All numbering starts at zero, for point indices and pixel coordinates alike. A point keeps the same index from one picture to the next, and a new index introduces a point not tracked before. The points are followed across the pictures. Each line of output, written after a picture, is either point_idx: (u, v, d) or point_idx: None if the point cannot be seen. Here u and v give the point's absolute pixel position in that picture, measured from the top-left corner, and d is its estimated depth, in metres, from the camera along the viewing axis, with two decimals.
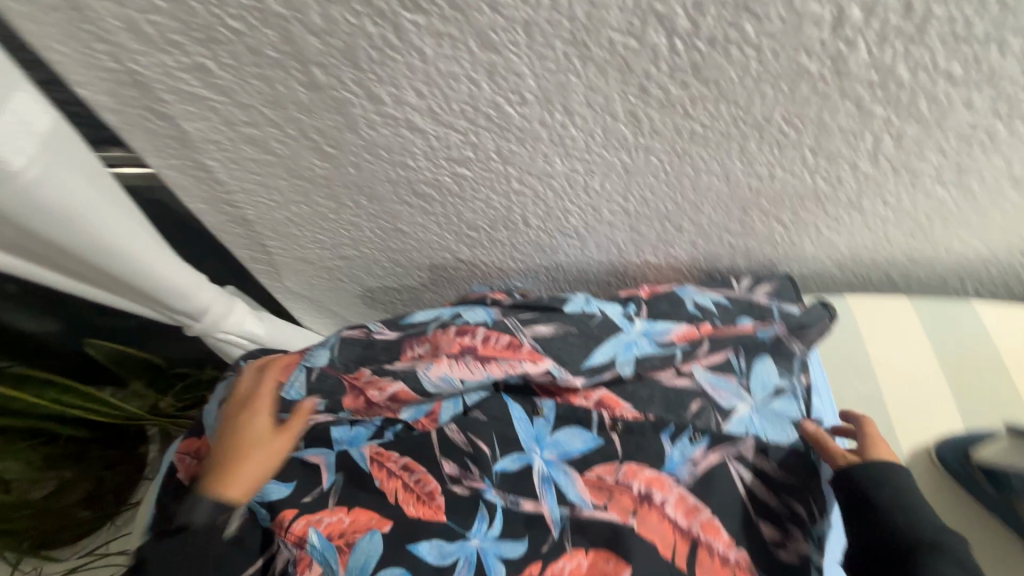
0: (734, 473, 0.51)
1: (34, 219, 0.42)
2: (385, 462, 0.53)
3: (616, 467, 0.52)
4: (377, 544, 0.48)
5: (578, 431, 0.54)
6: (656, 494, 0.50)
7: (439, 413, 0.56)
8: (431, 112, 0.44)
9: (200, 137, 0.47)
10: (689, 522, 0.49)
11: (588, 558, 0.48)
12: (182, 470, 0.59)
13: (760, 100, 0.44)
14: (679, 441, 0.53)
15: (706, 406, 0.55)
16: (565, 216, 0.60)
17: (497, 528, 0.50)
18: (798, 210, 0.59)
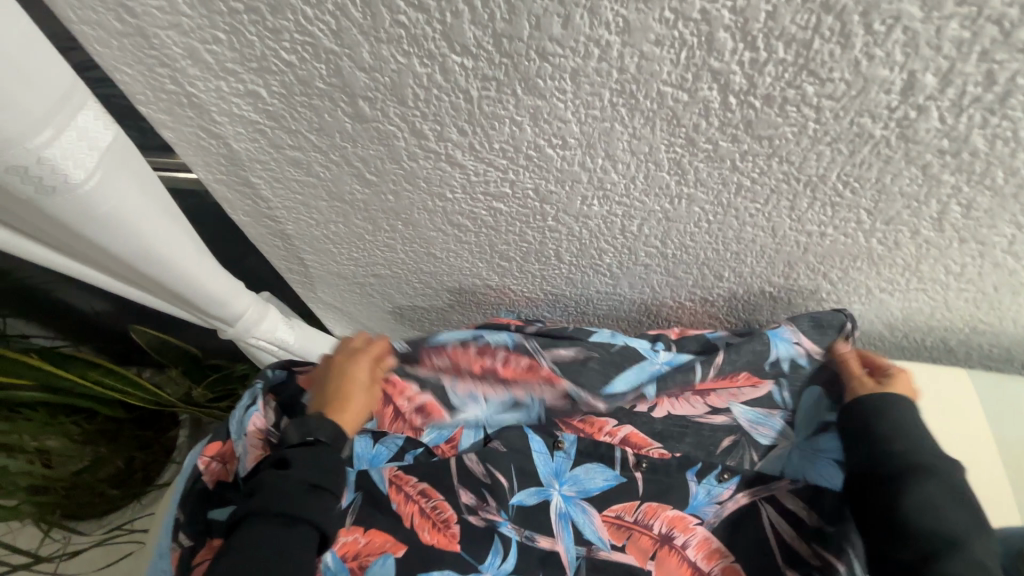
0: (764, 517, 0.53)
1: (88, 226, 0.43)
2: (403, 485, 0.54)
3: (636, 506, 0.55)
4: (390, 569, 0.50)
5: (598, 469, 0.57)
6: (677, 535, 0.53)
7: (461, 439, 0.59)
8: (472, 149, 0.44)
9: (248, 157, 0.49)
10: (711, 567, 0.51)
11: None
12: (206, 473, 0.58)
13: (816, 160, 0.42)
14: (705, 480, 0.55)
15: (741, 443, 0.57)
16: (599, 255, 0.58)
17: (509, 563, 0.52)
18: (849, 269, 0.56)
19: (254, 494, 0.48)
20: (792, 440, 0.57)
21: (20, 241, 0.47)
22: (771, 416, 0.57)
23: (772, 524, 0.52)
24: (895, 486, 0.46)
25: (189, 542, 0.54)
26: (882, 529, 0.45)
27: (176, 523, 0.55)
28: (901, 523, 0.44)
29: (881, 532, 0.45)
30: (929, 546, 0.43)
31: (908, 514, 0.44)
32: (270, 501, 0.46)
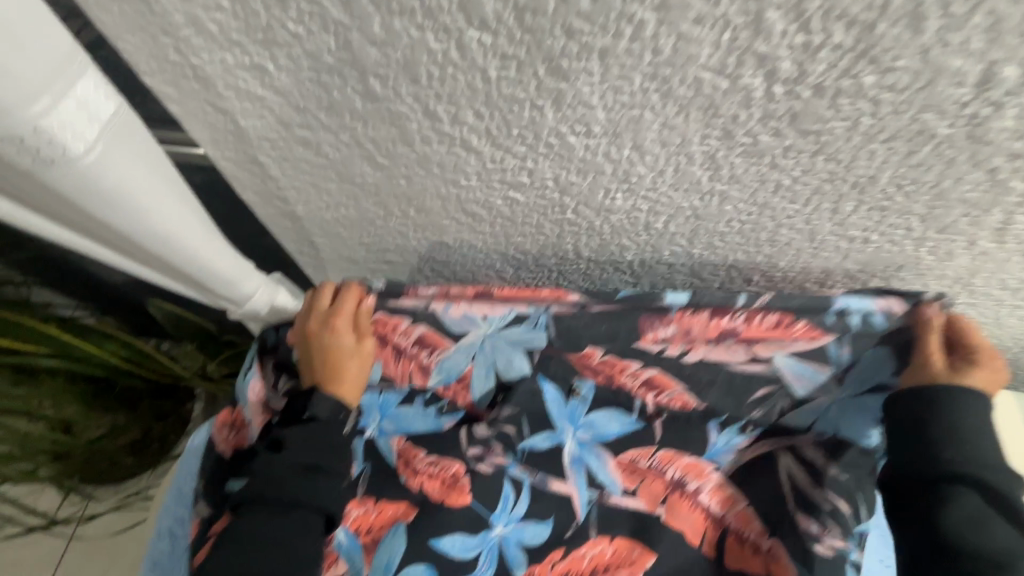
0: (783, 472, 0.52)
1: (91, 200, 0.42)
2: (412, 460, 0.53)
3: (652, 452, 0.54)
4: (400, 540, 0.50)
5: (616, 414, 0.56)
6: (691, 481, 0.54)
7: (470, 381, 0.57)
8: (489, 134, 0.41)
9: (256, 135, 0.47)
10: (723, 510, 0.53)
11: (612, 545, 0.51)
12: (222, 443, 0.56)
13: (867, 159, 0.38)
14: (727, 430, 0.56)
15: (776, 392, 0.54)
16: (620, 251, 0.55)
17: (522, 508, 0.52)
18: (891, 278, 0.52)
19: (248, 482, 0.48)
20: (835, 396, 0.53)
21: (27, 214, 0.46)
22: (820, 371, 0.52)
23: (789, 476, 0.52)
24: (940, 495, 0.43)
25: (208, 511, 0.54)
26: (914, 527, 0.44)
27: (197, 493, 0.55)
28: (939, 535, 0.42)
29: (914, 530, 0.44)
30: (971, 568, 0.40)
31: (951, 526, 0.42)
32: (264, 489, 0.47)
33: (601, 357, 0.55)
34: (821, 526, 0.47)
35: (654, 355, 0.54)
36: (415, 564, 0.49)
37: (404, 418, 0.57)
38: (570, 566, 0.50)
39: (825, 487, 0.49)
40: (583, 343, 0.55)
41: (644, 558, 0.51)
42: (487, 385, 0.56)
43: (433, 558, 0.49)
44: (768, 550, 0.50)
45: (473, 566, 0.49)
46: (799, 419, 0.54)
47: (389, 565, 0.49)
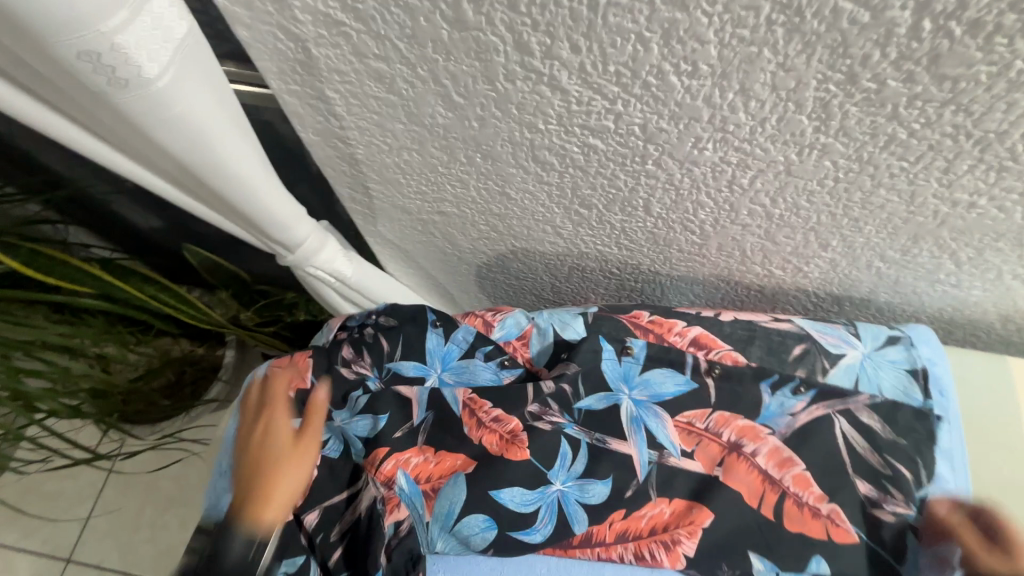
0: (836, 429, 0.52)
1: (160, 129, 0.40)
2: (477, 411, 0.53)
3: (707, 414, 0.53)
4: (460, 489, 0.50)
5: (670, 375, 0.55)
6: (746, 444, 0.52)
7: (530, 338, 0.59)
8: (582, 71, 0.38)
9: (326, 65, 0.44)
10: (781, 474, 0.50)
11: (671, 507, 0.50)
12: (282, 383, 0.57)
13: (1005, 112, 0.34)
14: (780, 392, 0.54)
15: (813, 350, 0.56)
16: (695, 208, 0.52)
17: (580, 466, 0.51)
18: (985, 249, 0.49)
19: None
20: (861, 350, 0.56)
21: (100, 147, 0.46)
22: (833, 326, 0.58)
23: (845, 435, 0.52)
24: None
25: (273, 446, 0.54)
26: None
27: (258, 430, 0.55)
28: None
29: None
30: None
31: None
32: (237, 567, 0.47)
33: (648, 318, 0.59)
34: (879, 493, 0.49)
35: (695, 317, 0.60)
36: (475, 514, 0.49)
37: (462, 371, 0.57)
38: (627, 524, 0.50)
39: (885, 453, 0.51)
40: (630, 308, 0.61)
41: (702, 519, 0.49)
42: (546, 340, 0.59)
43: (492, 511, 0.49)
44: (828, 514, 0.49)
45: (533, 520, 0.50)
46: (843, 381, 0.54)
47: (450, 513, 0.50)
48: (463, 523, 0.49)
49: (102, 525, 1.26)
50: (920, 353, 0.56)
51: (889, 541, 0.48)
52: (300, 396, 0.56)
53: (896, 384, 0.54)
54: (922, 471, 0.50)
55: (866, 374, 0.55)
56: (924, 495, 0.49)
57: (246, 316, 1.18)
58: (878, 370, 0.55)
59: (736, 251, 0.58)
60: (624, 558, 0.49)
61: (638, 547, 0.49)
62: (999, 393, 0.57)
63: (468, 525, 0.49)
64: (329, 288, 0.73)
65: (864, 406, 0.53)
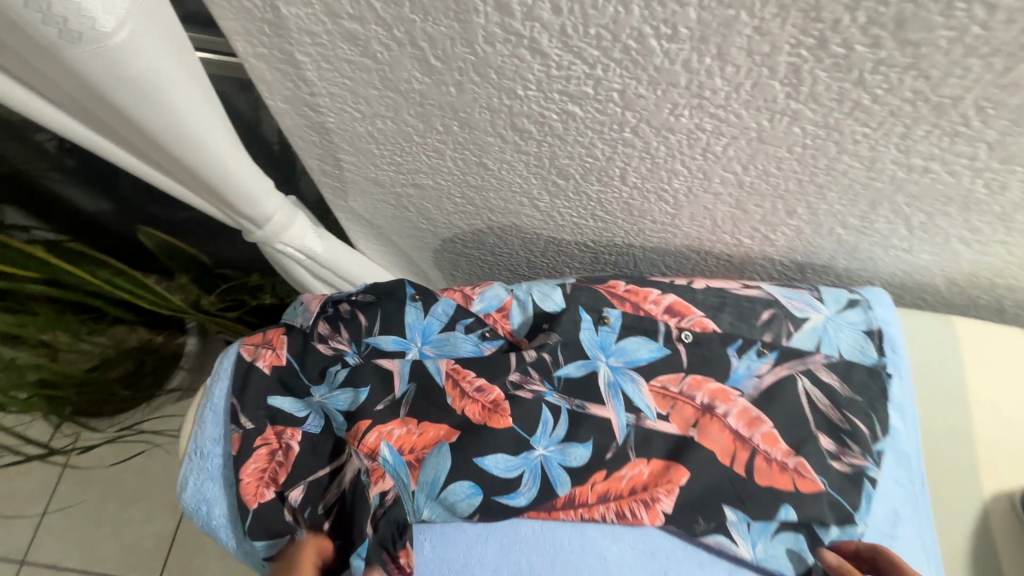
0: (800, 388, 0.55)
1: (114, 88, 0.38)
2: (460, 381, 0.54)
3: (681, 378, 0.55)
4: (445, 458, 0.51)
5: (645, 341, 0.57)
6: (718, 406, 0.54)
7: (510, 310, 0.59)
8: (562, 34, 0.38)
9: (296, 25, 0.42)
10: (751, 432, 0.53)
11: (649, 467, 0.52)
12: (258, 359, 0.56)
13: (960, 77, 0.36)
14: (746, 355, 0.56)
15: (780, 315, 0.58)
16: (669, 177, 0.53)
17: (562, 432, 0.52)
18: (936, 213, 0.52)
19: None
20: (823, 313, 0.59)
21: (52, 112, 0.43)
22: (799, 292, 0.61)
23: (808, 393, 0.55)
24: None
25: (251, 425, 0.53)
26: None
27: (236, 408, 0.53)
28: None
29: None
30: None
31: None
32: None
33: (625, 287, 0.60)
34: (839, 446, 0.53)
35: (668, 286, 0.61)
36: (461, 481, 0.50)
37: (444, 344, 0.57)
38: (608, 485, 0.51)
39: (845, 409, 0.54)
40: (606, 278, 0.62)
41: (678, 477, 0.51)
42: (526, 312, 0.59)
43: (478, 477, 0.50)
44: (794, 467, 0.52)
45: (518, 485, 0.50)
46: (806, 343, 0.57)
47: (436, 482, 0.50)
48: (449, 490, 0.50)
49: (59, 524, 1.21)
50: (875, 314, 0.60)
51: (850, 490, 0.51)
52: (276, 372, 0.55)
53: (854, 344, 0.58)
54: (877, 425, 0.54)
55: (826, 335, 0.58)
56: (878, 448, 0.54)
57: (207, 301, 1.11)
58: (838, 330, 0.58)
59: (707, 221, 0.60)
60: (606, 517, 0.51)
61: (620, 505, 0.51)
62: (943, 349, 0.62)
63: (455, 492, 0.50)
64: (297, 266, 0.71)
65: (821, 364, 0.56)
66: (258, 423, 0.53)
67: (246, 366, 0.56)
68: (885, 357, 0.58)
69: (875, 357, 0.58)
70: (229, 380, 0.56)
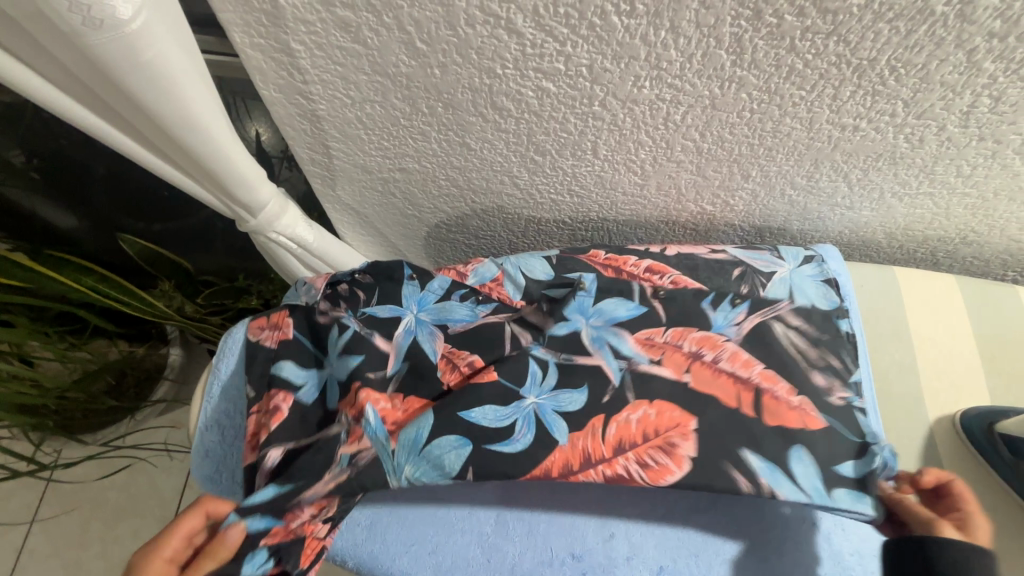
0: (779, 333, 0.58)
1: (127, 74, 0.41)
2: (456, 359, 0.57)
3: (663, 330, 0.58)
4: (428, 418, 0.53)
5: (623, 302, 0.60)
6: (706, 352, 0.56)
7: (504, 280, 0.64)
8: (535, 14, 0.43)
9: (293, 15, 0.46)
10: (748, 372, 0.55)
11: (655, 408, 0.53)
12: (266, 338, 0.59)
13: (872, 40, 0.43)
14: (721, 307, 0.60)
15: (749, 271, 0.65)
16: (636, 148, 0.59)
17: (552, 382, 0.54)
18: (869, 169, 0.59)
19: None
20: (785, 267, 0.65)
21: (61, 100, 0.46)
22: (761, 252, 0.67)
23: (784, 338, 0.58)
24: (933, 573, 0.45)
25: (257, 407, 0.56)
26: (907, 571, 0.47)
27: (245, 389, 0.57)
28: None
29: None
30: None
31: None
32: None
33: (604, 255, 0.66)
34: (828, 382, 0.56)
35: (644, 252, 0.67)
36: (447, 437, 0.51)
37: (441, 312, 0.61)
38: (619, 433, 0.52)
39: (820, 349, 0.58)
40: (587, 249, 0.67)
41: (687, 420, 0.52)
42: (518, 280, 0.64)
43: (466, 430, 0.52)
44: (800, 405, 0.53)
45: (512, 432, 0.52)
46: (780, 291, 0.63)
47: (420, 438, 0.52)
48: (435, 445, 0.51)
49: (42, 548, 1.17)
50: (830, 266, 0.66)
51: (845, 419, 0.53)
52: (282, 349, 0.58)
53: (820, 292, 0.63)
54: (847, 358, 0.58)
55: (794, 284, 0.64)
56: (856, 379, 0.57)
57: (189, 308, 1.12)
58: (802, 280, 0.64)
59: (673, 189, 0.66)
60: (629, 467, 0.51)
61: (638, 454, 0.51)
62: (886, 296, 0.69)
63: (442, 446, 0.51)
64: (289, 255, 0.73)
65: (789, 311, 0.61)
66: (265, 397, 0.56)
67: (252, 347, 0.59)
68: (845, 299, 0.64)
69: (837, 300, 0.63)
70: (240, 358, 0.59)
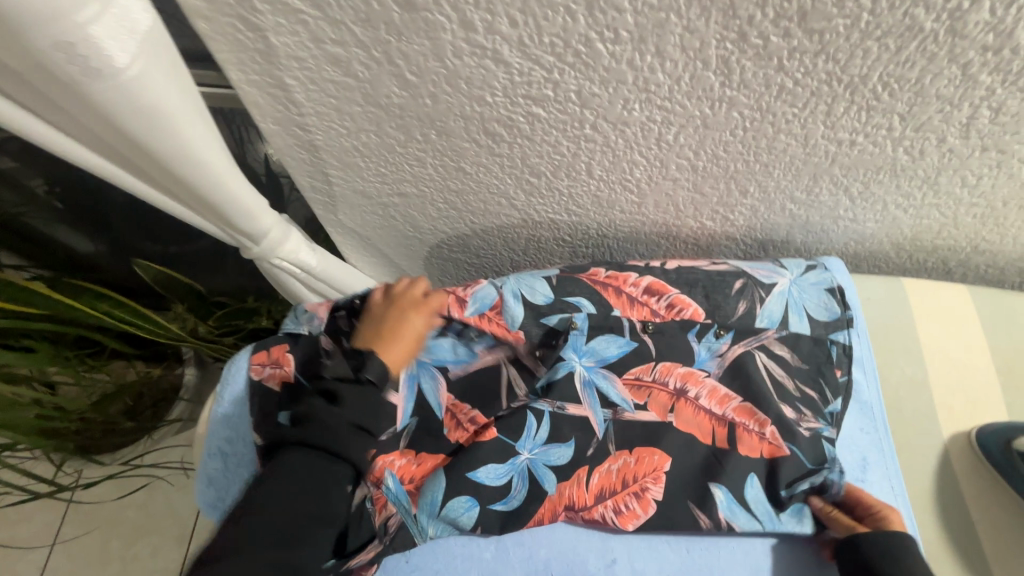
0: (758, 361, 0.58)
1: (128, 119, 0.42)
2: (458, 413, 0.57)
3: (651, 367, 0.58)
4: (440, 481, 0.54)
5: (612, 338, 0.59)
6: (690, 389, 0.57)
7: (504, 307, 0.59)
8: (521, 44, 0.44)
9: (286, 53, 0.47)
10: (723, 409, 0.56)
11: (633, 456, 0.55)
12: (268, 379, 0.57)
13: (862, 57, 0.42)
14: (705, 338, 0.59)
15: (749, 283, 0.62)
16: (630, 168, 0.59)
17: (544, 435, 0.55)
18: (870, 182, 0.58)
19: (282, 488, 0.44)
20: (788, 278, 0.63)
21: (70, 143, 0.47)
22: (764, 262, 0.65)
23: (767, 366, 0.58)
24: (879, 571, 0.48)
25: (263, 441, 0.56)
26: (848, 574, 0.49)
27: (253, 425, 0.57)
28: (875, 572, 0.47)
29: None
30: None
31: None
32: (316, 435, 0.46)
33: (605, 273, 0.63)
34: (798, 413, 0.57)
35: (644, 267, 0.64)
36: (459, 497, 0.54)
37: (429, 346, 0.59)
38: (602, 482, 0.55)
39: (798, 379, 0.59)
40: (587, 267, 0.64)
41: (662, 463, 0.55)
42: (518, 309, 0.59)
43: (472, 490, 0.54)
44: (770, 436, 0.55)
45: (508, 489, 0.54)
46: (777, 306, 0.61)
47: (435, 501, 0.54)
48: (448, 508, 0.54)
49: (64, 565, 1.20)
50: (830, 273, 0.65)
51: (810, 449, 0.55)
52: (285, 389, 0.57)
53: (819, 303, 0.62)
54: (827, 391, 0.59)
55: (792, 297, 0.62)
56: (830, 410, 0.58)
57: (204, 329, 1.13)
58: (802, 292, 0.63)
59: (670, 206, 0.65)
60: (606, 514, 0.54)
61: (615, 501, 0.54)
62: (897, 310, 0.67)
63: (454, 508, 0.54)
64: (292, 279, 0.74)
65: (774, 339, 0.60)
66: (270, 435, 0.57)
67: (256, 385, 0.58)
68: (849, 311, 0.63)
69: (839, 312, 0.62)
70: (245, 390, 0.58)
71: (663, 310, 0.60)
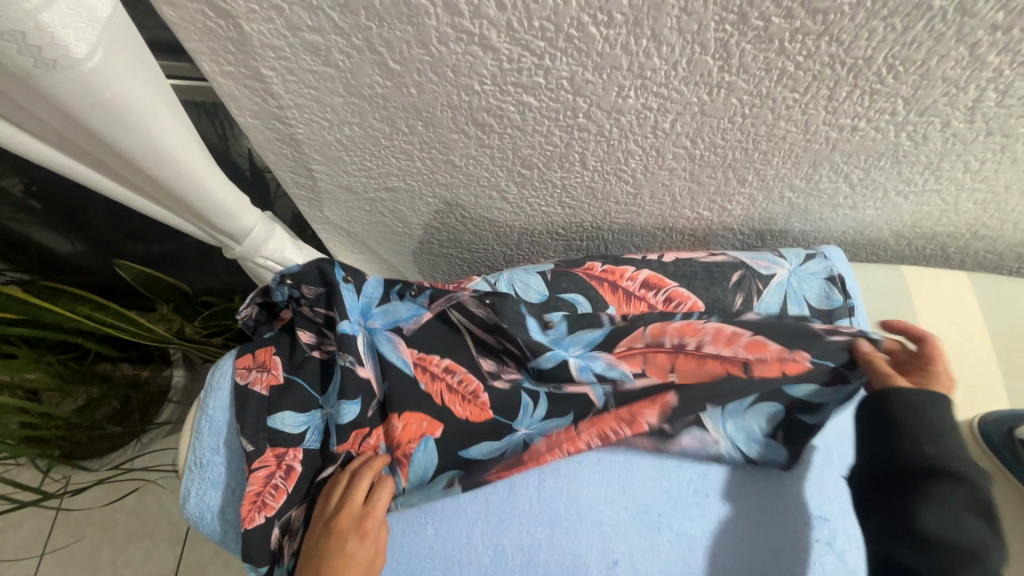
0: None
1: (90, 112, 0.39)
2: (429, 367, 0.56)
3: (641, 332, 0.54)
4: (433, 456, 0.55)
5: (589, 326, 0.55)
6: (689, 342, 0.52)
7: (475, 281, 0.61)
8: (510, 29, 0.42)
9: (260, 41, 0.45)
10: (734, 349, 0.51)
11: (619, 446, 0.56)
12: (257, 385, 0.56)
13: (866, 38, 0.41)
14: None
15: (748, 274, 0.61)
16: (625, 158, 0.57)
17: (542, 411, 0.55)
18: (871, 168, 0.56)
19: None
20: (786, 267, 0.62)
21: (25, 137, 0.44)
22: (762, 252, 0.64)
23: None
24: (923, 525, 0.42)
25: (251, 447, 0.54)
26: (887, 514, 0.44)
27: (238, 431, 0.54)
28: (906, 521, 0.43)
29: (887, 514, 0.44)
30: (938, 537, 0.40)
31: None
32: None
33: (601, 268, 0.62)
34: None
35: (641, 261, 0.63)
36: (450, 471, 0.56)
37: (369, 311, 0.58)
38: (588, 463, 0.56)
39: None
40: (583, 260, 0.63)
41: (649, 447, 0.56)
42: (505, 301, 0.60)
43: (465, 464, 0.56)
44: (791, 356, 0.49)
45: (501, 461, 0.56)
46: (775, 298, 0.60)
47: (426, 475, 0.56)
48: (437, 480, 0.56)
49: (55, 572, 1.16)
50: (830, 261, 0.63)
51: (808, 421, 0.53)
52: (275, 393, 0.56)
53: (820, 292, 0.61)
54: None
55: (792, 288, 0.61)
56: None
57: (191, 330, 1.10)
58: (801, 282, 0.61)
59: (665, 196, 0.64)
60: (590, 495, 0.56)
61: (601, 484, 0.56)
62: (897, 298, 0.66)
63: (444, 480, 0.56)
64: None
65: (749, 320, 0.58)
66: (258, 444, 0.54)
67: (240, 391, 0.56)
68: (851, 297, 0.61)
69: (841, 299, 0.60)
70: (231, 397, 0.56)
71: (661, 304, 0.59)
